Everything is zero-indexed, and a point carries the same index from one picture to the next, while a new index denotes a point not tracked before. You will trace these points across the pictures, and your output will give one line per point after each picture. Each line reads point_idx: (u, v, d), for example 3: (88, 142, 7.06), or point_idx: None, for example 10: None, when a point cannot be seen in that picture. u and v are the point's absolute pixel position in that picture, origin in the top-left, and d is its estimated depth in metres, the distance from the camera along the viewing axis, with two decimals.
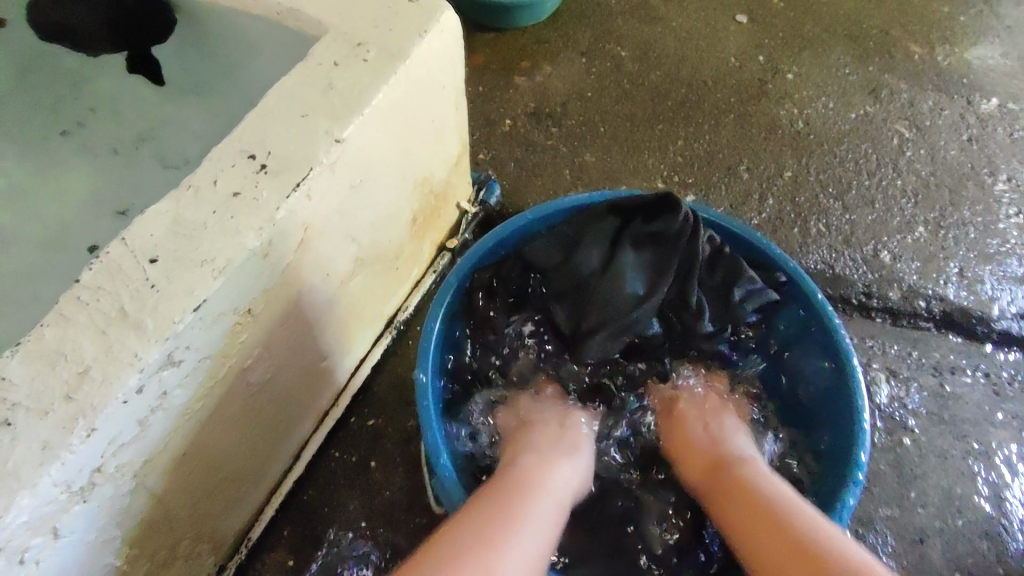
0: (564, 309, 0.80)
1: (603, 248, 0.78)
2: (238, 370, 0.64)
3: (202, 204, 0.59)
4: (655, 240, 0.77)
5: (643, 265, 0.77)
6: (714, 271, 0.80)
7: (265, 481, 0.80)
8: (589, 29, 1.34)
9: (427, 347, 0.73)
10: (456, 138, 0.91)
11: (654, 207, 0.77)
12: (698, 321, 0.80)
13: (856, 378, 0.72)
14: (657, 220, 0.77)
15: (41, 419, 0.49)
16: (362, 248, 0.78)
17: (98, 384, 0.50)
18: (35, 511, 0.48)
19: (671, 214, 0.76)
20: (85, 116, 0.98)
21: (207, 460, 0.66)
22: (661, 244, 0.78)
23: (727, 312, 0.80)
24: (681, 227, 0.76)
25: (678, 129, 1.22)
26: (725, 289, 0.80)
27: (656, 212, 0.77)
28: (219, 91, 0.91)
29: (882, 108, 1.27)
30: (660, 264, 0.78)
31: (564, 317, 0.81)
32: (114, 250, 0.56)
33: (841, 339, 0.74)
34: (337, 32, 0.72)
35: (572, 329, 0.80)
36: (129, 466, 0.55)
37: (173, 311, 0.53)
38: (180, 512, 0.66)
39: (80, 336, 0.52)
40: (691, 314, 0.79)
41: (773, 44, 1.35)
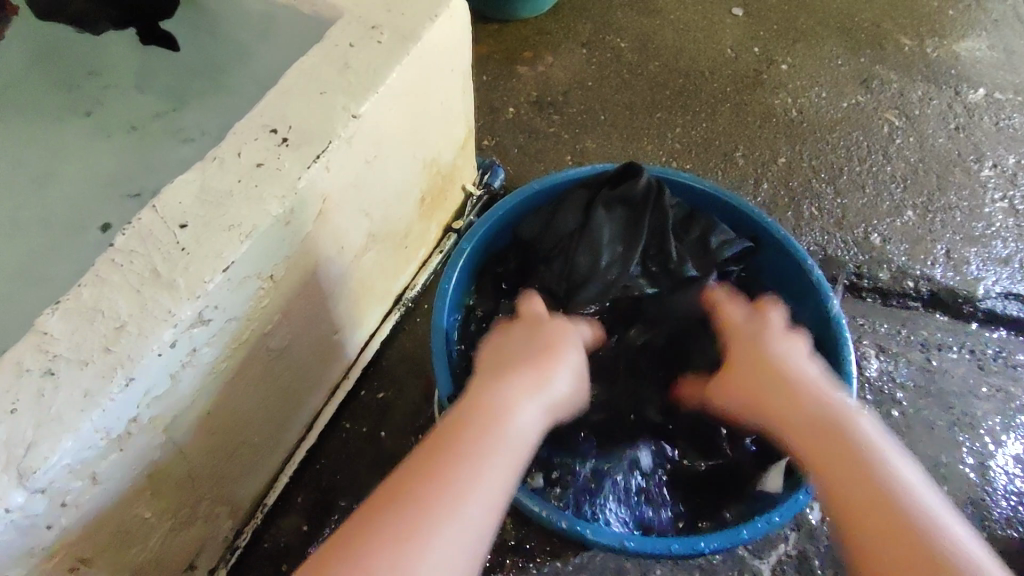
0: (554, 267, 0.83)
1: (580, 213, 0.83)
2: (260, 334, 0.67)
3: (227, 174, 0.63)
4: (626, 200, 0.83)
5: (618, 225, 0.83)
6: (689, 228, 0.85)
7: (280, 448, 0.83)
8: (589, 20, 1.38)
9: (441, 305, 0.78)
10: (463, 121, 0.94)
11: (619, 176, 0.85)
12: (683, 268, 0.82)
13: (839, 324, 0.78)
14: (622, 184, 0.84)
15: (82, 369, 0.52)
16: (374, 224, 0.82)
17: (134, 338, 0.53)
18: (78, 454, 0.51)
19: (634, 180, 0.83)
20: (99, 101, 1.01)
21: (229, 420, 0.69)
22: (630, 205, 0.83)
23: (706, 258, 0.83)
24: (647, 189, 0.83)
25: (676, 117, 1.26)
26: (702, 241, 0.84)
27: (622, 180, 0.84)
28: (234, 75, 0.94)
29: (873, 98, 1.31)
30: (632, 221, 0.83)
31: (554, 278, 0.84)
32: (145, 217, 0.60)
33: (826, 296, 0.79)
34: (352, 16, 0.75)
35: (563, 286, 0.82)
36: (160, 419, 0.58)
37: (203, 272, 0.57)
38: (203, 470, 0.69)
39: (115, 294, 0.55)
40: (674, 264, 0.82)
41: (767, 35, 1.39)
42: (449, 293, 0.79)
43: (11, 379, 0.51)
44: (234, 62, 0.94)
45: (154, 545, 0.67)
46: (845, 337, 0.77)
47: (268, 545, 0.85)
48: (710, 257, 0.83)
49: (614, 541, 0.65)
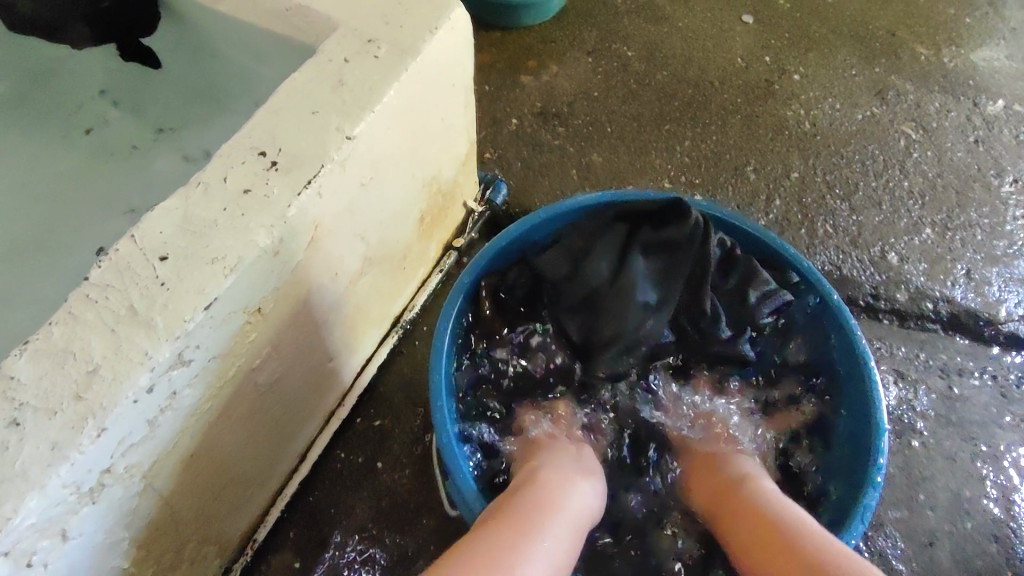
0: (578, 320, 0.80)
1: (613, 257, 0.78)
2: (247, 370, 0.63)
3: (212, 202, 0.59)
4: (666, 248, 0.77)
5: (652, 273, 0.78)
6: (728, 275, 0.80)
7: (271, 482, 0.79)
8: (595, 28, 1.34)
9: (441, 344, 0.73)
10: (465, 137, 0.90)
11: (663, 214, 0.78)
12: (713, 326, 0.79)
13: (869, 375, 0.72)
14: (667, 228, 0.77)
15: (50, 419, 0.48)
16: (371, 247, 0.77)
17: (107, 383, 0.49)
18: (45, 512, 0.47)
19: (681, 221, 0.77)
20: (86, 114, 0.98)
21: (214, 459, 0.65)
22: (671, 251, 0.78)
23: (742, 314, 0.80)
24: (692, 231, 0.76)
25: (685, 129, 1.22)
26: (739, 291, 0.80)
27: (664, 221, 0.78)
28: (226, 87, 0.90)
29: (889, 110, 1.27)
30: (670, 269, 0.78)
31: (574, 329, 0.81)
32: (122, 248, 0.56)
33: (857, 341, 0.74)
34: (348, 29, 0.71)
35: (584, 341, 0.81)
36: (138, 466, 0.54)
37: (183, 311, 0.53)
38: (187, 513, 0.65)
39: (89, 335, 0.51)
40: (706, 322, 0.79)
41: (779, 44, 1.35)
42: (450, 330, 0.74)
43: None
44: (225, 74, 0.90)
45: None
46: (876, 379, 0.72)
47: None
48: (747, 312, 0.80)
49: None
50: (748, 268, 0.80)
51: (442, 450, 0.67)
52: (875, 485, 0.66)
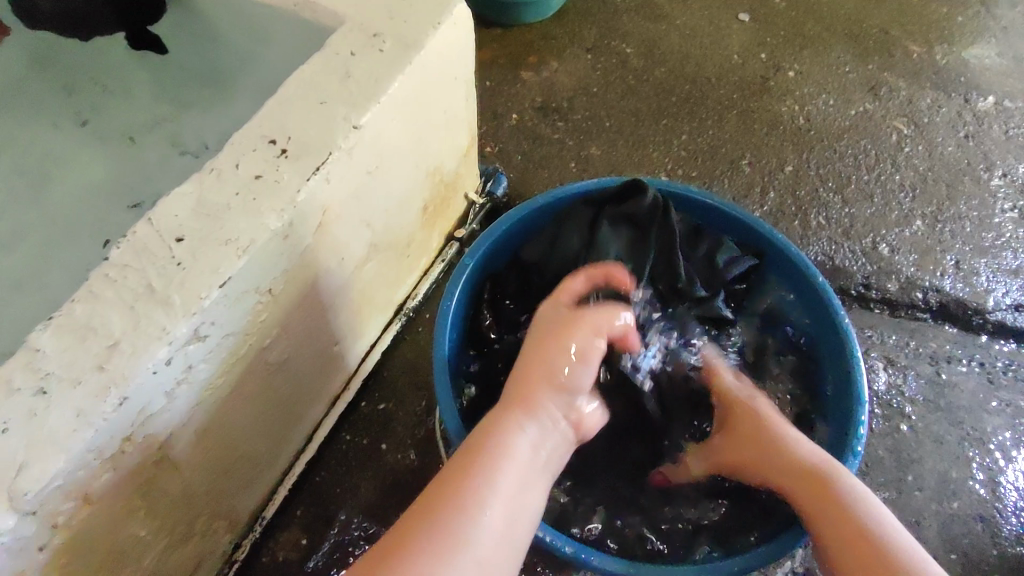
0: None
1: (585, 235, 0.81)
2: (258, 349, 0.66)
3: (225, 187, 0.61)
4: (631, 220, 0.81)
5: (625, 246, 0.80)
6: (696, 245, 0.84)
7: (279, 461, 0.82)
8: (594, 25, 1.37)
9: (443, 325, 0.75)
10: (466, 130, 0.93)
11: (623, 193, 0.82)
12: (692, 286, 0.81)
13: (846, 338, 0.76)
14: (627, 202, 0.81)
15: (74, 388, 0.51)
16: (375, 234, 0.80)
17: (128, 356, 0.52)
18: (70, 476, 0.50)
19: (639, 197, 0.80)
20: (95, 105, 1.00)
21: (226, 434, 0.68)
22: (637, 225, 0.81)
23: (711, 276, 0.83)
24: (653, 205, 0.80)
25: (682, 124, 1.24)
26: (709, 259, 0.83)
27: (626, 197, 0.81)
28: (234, 81, 0.93)
29: (881, 106, 1.30)
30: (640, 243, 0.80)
31: None
32: (140, 230, 0.58)
33: (832, 307, 0.78)
34: (354, 23, 0.74)
35: None
36: (155, 437, 0.57)
37: (199, 289, 0.55)
38: (200, 486, 0.67)
39: (109, 311, 0.54)
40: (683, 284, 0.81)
41: (774, 42, 1.38)
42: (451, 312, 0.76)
43: (2, 398, 0.50)
44: (233, 68, 0.93)
45: (149, 563, 0.66)
46: (849, 336, 0.76)
47: (266, 559, 0.84)
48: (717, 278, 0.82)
49: (621, 565, 0.63)
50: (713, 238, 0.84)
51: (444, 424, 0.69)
52: (856, 454, 0.70)
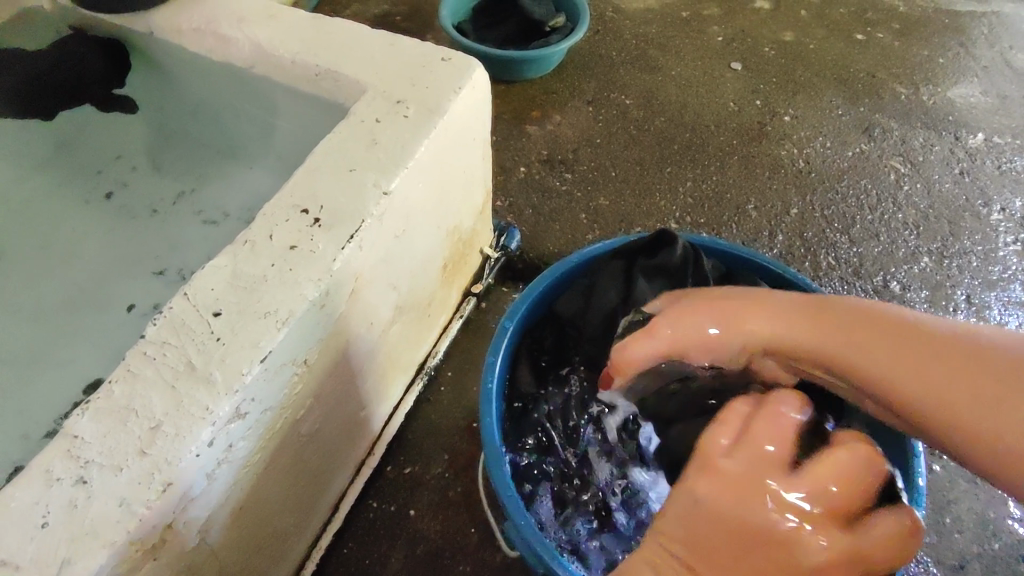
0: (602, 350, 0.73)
1: (620, 287, 0.73)
2: (292, 421, 0.64)
3: (260, 259, 0.61)
4: (665, 271, 0.73)
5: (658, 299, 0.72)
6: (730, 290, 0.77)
7: (307, 533, 0.79)
8: (594, 79, 1.41)
9: (489, 404, 0.67)
10: (483, 187, 0.94)
11: (651, 246, 0.75)
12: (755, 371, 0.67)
13: None
14: (657, 255, 0.74)
15: (117, 475, 0.49)
16: (401, 296, 0.80)
17: (170, 438, 0.51)
18: (114, 569, 0.47)
19: (667, 249, 0.73)
20: (99, 172, 1.02)
21: (261, 509, 0.66)
22: (668, 275, 0.73)
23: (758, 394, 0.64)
24: (683, 257, 0.73)
25: (687, 171, 1.27)
26: None
27: (657, 250, 0.74)
28: (253, 149, 0.95)
29: (876, 146, 1.34)
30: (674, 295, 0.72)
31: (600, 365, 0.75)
32: (176, 306, 0.58)
33: None
34: (378, 92, 0.77)
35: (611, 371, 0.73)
36: (194, 521, 0.55)
37: (240, 364, 0.55)
38: (233, 565, 0.65)
39: (149, 392, 0.53)
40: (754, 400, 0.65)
41: (768, 88, 1.42)
42: (493, 392, 0.69)
43: (41, 490, 0.48)
44: (248, 135, 0.95)
45: None
46: None
47: None
48: None
49: None
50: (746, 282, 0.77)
51: (511, 516, 0.61)
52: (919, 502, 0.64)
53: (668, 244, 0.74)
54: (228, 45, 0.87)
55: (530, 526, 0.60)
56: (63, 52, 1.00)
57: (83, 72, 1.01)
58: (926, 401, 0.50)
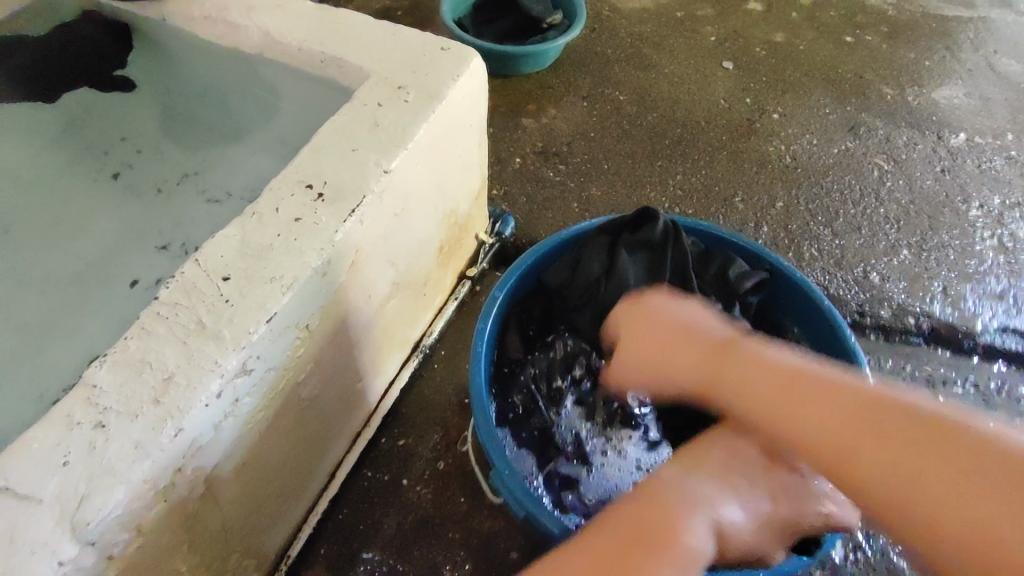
0: (586, 318, 0.79)
1: (604, 259, 0.78)
2: (293, 384, 0.68)
3: (266, 229, 0.65)
4: (648, 245, 0.78)
5: (640, 270, 0.77)
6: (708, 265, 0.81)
7: (305, 497, 0.83)
8: (589, 75, 1.45)
9: (478, 368, 0.71)
10: (479, 173, 0.98)
11: (635, 221, 0.80)
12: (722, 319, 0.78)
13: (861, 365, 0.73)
14: (641, 229, 0.79)
15: (132, 420, 0.53)
16: (398, 272, 0.84)
17: (182, 388, 0.55)
18: (129, 506, 0.51)
19: (650, 225, 0.78)
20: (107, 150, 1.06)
21: (262, 467, 0.69)
22: (651, 250, 0.78)
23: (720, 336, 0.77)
24: (665, 232, 0.78)
25: (677, 165, 1.31)
26: (721, 276, 0.80)
27: (639, 225, 0.79)
28: (261, 133, 1.00)
29: (861, 144, 1.38)
30: (655, 266, 0.77)
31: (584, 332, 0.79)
32: (188, 271, 0.62)
33: (848, 339, 0.75)
34: (379, 78, 0.81)
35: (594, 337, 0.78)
36: (202, 470, 0.58)
37: (247, 324, 0.59)
38: (236, 520, 0.69)
39: (162, 347, 0.57)
40: None
41: (758, 87, 1.47)
42: (483, 357, 0.73)
43: (62, 432, 0.52)
44: (255, 120, 0.99)
45: None
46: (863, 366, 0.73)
47: None
48: (733, 292, 0.78)
49: None
50: (725, 257, 0.81)
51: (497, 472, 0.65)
52: None
53: (652, 220, 0.79)
54: (238, 32, 0.91)
55: (515, 481, 0.64)
56: (75, 33, 1.08)
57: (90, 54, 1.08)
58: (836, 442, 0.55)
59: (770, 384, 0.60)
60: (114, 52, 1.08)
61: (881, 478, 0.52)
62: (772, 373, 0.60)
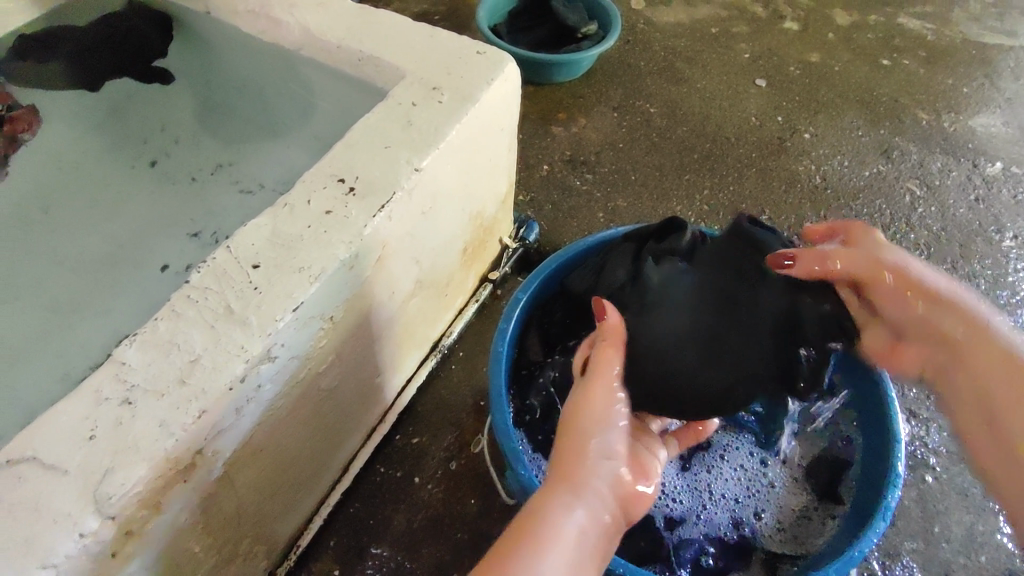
0: None
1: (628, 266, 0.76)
2: (314, 374, 0.69)
3: (297, 220, 0.67)
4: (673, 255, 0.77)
5: None
6: None
7: (317, 488, 0.84)
8: (620, 87, 1.45)
9: (499, 367, 0.71)
10: (507, 177, 0.99)
11: (661, 231, 0.80)
12: None
13: None
14: (666, 238, 0.78)
15: (158, 399, 0.54)
16: (422, 271, 0.84)
17: (207, 371, 0.56)
18: (150, 483, 0.52)
19: (676, 234, 0.78)
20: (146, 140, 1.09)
21: (278, 455, 0.70)
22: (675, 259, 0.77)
23: None
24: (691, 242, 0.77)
25: (705, 179, 1.30)
26: None
27: (665, 235, 0.79)
28: (295, 128, 1.01)
29: (894, 168, 1.36)
30: None
31: None
32: (219, 257, 0.63)
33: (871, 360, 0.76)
34: (414, 78, 0.82)
35: None
36: (222, 452, 0.59)
37: (274, 312, 0.60)
38: (250, 505, 0.69)
39: (191, 329, 0.58)
40: None
41: (791, 106, 1.46)
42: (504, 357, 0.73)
43: (89, 406, 0.53)
44: (290, 115, 1.01)
45: None
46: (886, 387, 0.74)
47: None
48: None
49: None
50: None
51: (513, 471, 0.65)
52: (893, 491, 0.72)
53: (677, 231, 0.79)
54: (279, 28, 0.93)
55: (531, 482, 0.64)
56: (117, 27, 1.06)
57: (132, 45, 1.07)
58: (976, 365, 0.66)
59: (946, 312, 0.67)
60: (159, 45, 1.07)
61: (1008, 388, 0.64)
62: (961, 315, 0.66)
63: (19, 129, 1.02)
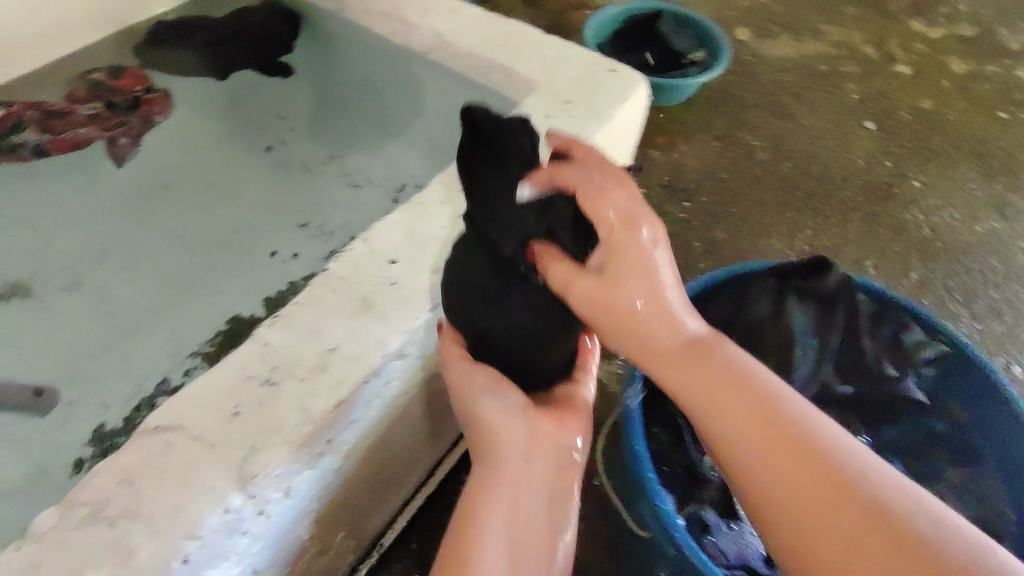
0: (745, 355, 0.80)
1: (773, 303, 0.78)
2: (431, 375, 0.69)
3: (432, 221, 0.67)
4: (819, 297, 0.78)
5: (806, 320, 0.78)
6: (880, 325, 0.77)
7: (406, 488, 0.83)
8: (723, 117, 1.43)
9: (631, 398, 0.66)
10: None
11: (809, 268, 0.78)
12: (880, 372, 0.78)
13: None
14: (811, 279, 0.78)
15: (300, 383, 0.55)
16: None
17: (346, 361, 0.56)
18: (289, 466, 0.52)
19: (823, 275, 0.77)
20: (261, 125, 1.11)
21: (385, 452, 0.70)
22: (820, 298, 0.78)
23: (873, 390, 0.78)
24: (837, 288, 0.77)
25: (807, 218, 1.27)
26: (892, 340, 0.77)
27: (811, 272, 0.78)
28: (411, 128, 1.03)
29: (1009, 226, 1.30)
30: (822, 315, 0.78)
31: None
32: (357, 248, 0.64)
33: None
34: (547, 91, 0.82)
35: None
36: (347, 444, 0.59)
37: (412, 309, 0.60)
38: (353, 499, 0.69)
39: (331, 317, 0.59)
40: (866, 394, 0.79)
41: (900, 151, 1.41)
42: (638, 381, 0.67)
43: (234, 383, 0.54)
44: (409, 116, 1.02)
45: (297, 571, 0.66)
46: None
47: None
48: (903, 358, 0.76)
49: None
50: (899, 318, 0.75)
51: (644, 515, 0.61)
52: None
53: (824, 272, 0.77)
54: (412, 31, 0.95)
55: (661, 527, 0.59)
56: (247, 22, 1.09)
57: (260, 38, 1.10)
58: (833, 503, 0.42)
59: (747, 422, 0.46)
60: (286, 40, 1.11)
61: (828, 540, 0.42)
62: (758, 414, 0.46)
63: (155, 109, 1.07)
